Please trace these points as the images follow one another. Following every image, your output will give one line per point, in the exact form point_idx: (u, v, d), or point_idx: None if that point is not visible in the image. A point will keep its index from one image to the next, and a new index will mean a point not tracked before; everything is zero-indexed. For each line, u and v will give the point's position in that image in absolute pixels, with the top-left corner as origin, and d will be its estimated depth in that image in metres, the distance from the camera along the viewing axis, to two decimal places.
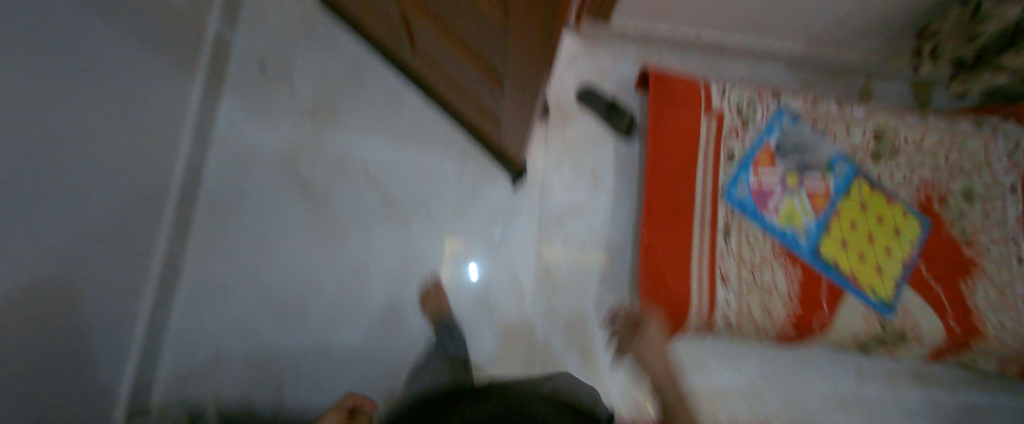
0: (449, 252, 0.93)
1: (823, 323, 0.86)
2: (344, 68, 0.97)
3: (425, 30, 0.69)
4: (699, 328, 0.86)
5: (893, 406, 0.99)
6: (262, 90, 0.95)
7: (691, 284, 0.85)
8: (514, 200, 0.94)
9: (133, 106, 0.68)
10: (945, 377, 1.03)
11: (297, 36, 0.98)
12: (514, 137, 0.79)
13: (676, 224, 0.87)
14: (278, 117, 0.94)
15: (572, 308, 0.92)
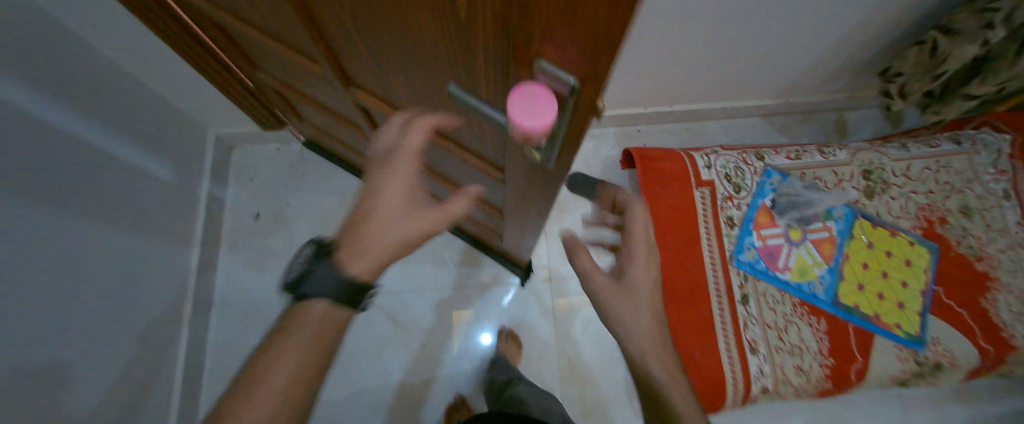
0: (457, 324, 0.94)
1: (860, 373, 0.84)
2: (337, 199, 1.00)
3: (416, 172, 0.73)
4: (738, 399, 0.84)
5: None
6: (258, 236, 0.97)
7: (721, 357, 0.84)
8: (524, 296, 0.96)
9: (116, 297, 0.70)
10: (1001, 393, 0.98)
11: (287, 177, 1.01)
12: (518, 244, 0.81)
13: (694, 298, 0.88)
14: (278, 259, 0.96)
15: (605, 400, 0.90)
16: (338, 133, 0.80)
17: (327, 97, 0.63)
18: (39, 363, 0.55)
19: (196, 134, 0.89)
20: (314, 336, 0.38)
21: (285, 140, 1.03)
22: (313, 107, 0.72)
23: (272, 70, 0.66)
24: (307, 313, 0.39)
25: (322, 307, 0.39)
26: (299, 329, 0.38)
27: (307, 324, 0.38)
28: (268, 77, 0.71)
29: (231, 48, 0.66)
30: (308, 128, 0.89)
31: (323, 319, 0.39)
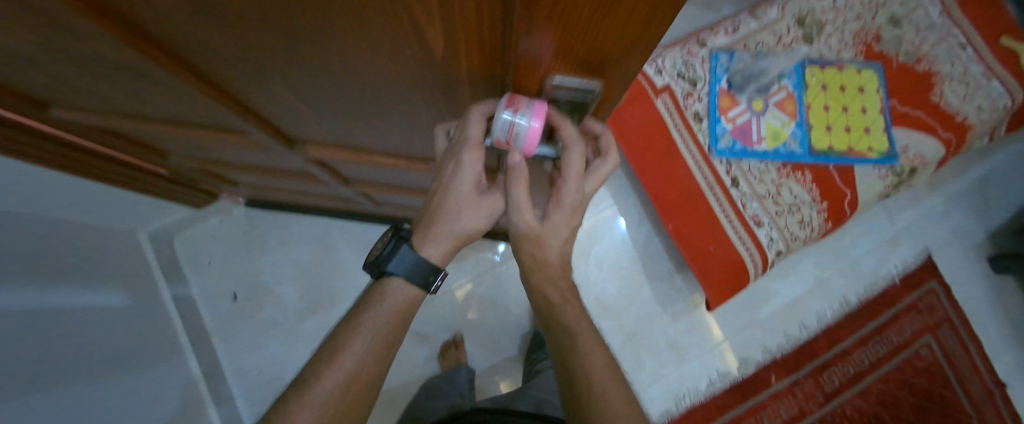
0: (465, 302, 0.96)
1: (853, 204, 0.90)
2: (310, 246, 0.86)
3: (385, 186, 0.69)
4: (761, 271, 0.89)
5: (933, 219, 1.05)
6: (247, 319, 0.83)
7: (732, 243, 0.88)
8: None
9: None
10: (950, 168, 1.10)
11: (246, 245, 0.85)
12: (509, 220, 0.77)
13: (690, 199, 0.89)
14: (281, 331, 0.83)
15: (640, 320, 0.94)
16: (285, 183, 0.72)
17: (270, 152, 0.57)
18: None
19: (124, 244, 0.73)
20: (391, 321, 0.41)
21: (222, 209, 0.85)
22: (249, 167, 0.65)
23: (182, 144, 0.56)
24: (387, 291, 0.41)
25: (406, 290, 0.42)
26: (369, 318, 0.41)
27: (380, 312, 0.41)
28: (181, 152, 0.61)
29: (122, 139, 0.55)
30: (246, 189, 0.79)
31: (398, 309, 0.42)
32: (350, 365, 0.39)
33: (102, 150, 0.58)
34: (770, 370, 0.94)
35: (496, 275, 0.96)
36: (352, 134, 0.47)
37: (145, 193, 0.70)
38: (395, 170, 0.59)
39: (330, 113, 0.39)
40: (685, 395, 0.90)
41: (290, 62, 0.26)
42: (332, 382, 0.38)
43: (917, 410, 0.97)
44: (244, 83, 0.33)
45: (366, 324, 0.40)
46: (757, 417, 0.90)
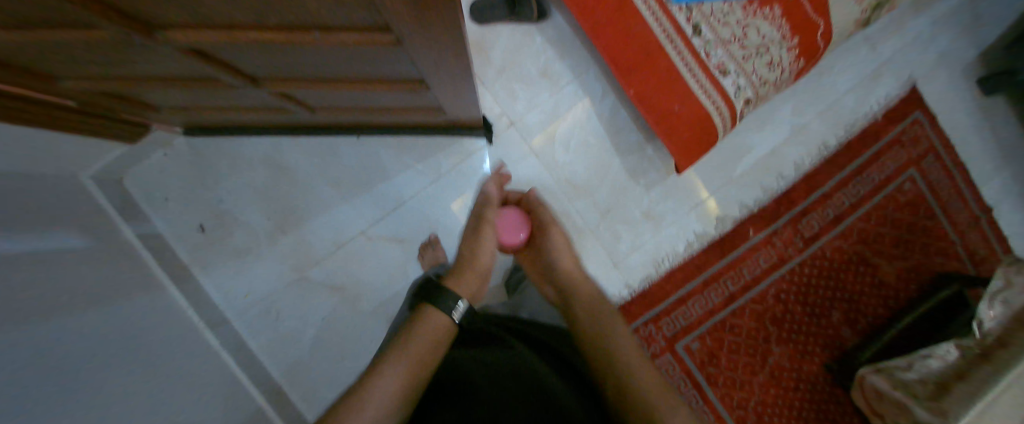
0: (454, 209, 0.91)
1: (825, 35, 0.78)
2: (263, 167, 0.86)
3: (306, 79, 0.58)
4: (731, 122, 0.84)
5: (914, 46, 1.00)
6: (220, 245, 0.84)
7: (697, 98, 0.81)
8: (502, 151, 0.93)
9: (141, 335, 0.64)
10: None
11: (200, 177, 0.84)
12: (458, 106, 0.74)
13: (649, 59, 0.82)
14: (256, 254, 0.85)
15: (614, 197, 0.94)
16: (211, 101, 0.65)
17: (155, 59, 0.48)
18: (114, 392, 0.51)
19: (68, 191, 0.69)
20: (431, 342, 0.40)
21: (162, 141, 0.81)
22: (157, 82, 0.56)
23: (71, 65, 0.49)
24: (428, 320, 0.43)
25: (444, 319, 0.44)
26: (413, 341, 0.39)
27: (416, 333, 0.40)
28: (72, 71, 0.51)
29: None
30: (175, 115, 0.72)
31: (433, 337, 0.41)
32: (383, 397, 0.33)
33: (12, 89, 0.52)
34: (749, 225, 0.96)
35: (470, 168, 0.91)
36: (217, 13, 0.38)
37: (79, 131, 0.65)
38: (316, 57, 0.48)
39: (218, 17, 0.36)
40: (664, 260, 0.95)
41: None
42: (382, 390, 0.33)
43: (898, 242, 0.98)
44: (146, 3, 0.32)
45: (414, 350, 0.38)
46: (736, 270, 0.95)
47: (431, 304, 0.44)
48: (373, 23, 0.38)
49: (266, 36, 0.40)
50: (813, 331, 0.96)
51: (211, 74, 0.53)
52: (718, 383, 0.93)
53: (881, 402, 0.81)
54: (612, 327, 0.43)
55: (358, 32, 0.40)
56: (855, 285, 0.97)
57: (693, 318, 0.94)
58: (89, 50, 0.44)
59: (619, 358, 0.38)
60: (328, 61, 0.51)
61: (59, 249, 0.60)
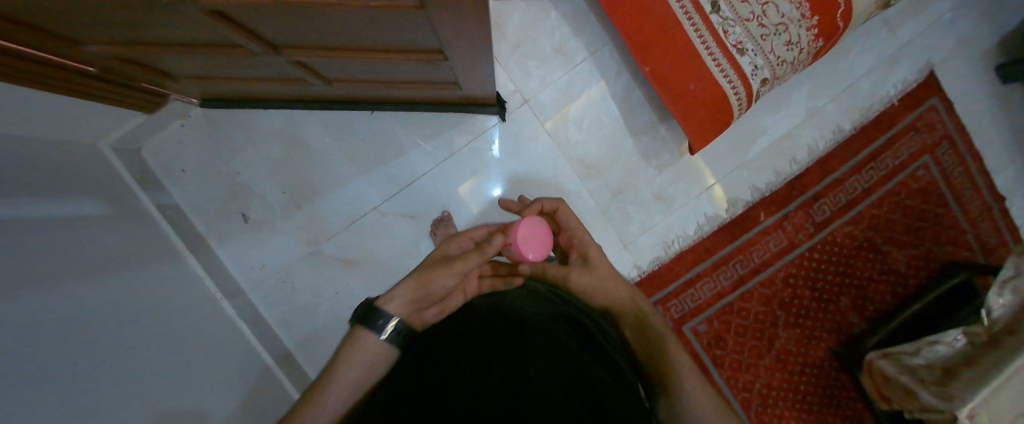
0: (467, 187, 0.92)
1: (847, 14, 0.77)
2: (278, 141, 0.86)
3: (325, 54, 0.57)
4: (745, 103, 0.84)
5: (934, 31, 0.98)
6: (236, 218, 0.85)
7: (714, 78, 0.80)
8: (515, 129, 0.93)
9: (161, 301, 0.65)
10: None
11: (216, 149, 0.85)
12: (472, 81, 0.74)
13: (665, 37, 0.81)
14: (271, 227, 0.86)
15: (626, 178, 0.95)
16: (228, 71, 0.64)
17: (179, 29, 0.48)
18: (136, 355, 0.53)
19: (89, 159, 0.70)
20: (366, 367, 0.42)
21: (179, 113, 0.82)
22: (176, 48, 0.54)
23: (99, 34, 0.49)
24: (363, 343, 0.43)
25: (376, 341, 0.43)
26: (344, 367, 0.41)
27: (350, 358, 0.42)
28: (92, 35, 0.50)
29: (15, 26, 0.45)
30: (192, 85, 0.72)
31: (367, 361, 0.42)
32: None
33: (36, 54, 0.51)
34: (759, 208, 0.96)
35: (482, 146, 0.92)
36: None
37: (87, 97, 0.63)
38: (338, 29, 0.48)
39: None
40: (673, 243, 0.96)
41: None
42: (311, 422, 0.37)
43: (909, 229, 0.98)
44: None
45: (345, 378, 0.40)
46: (746, 254, 0.96)
47: (362, 322, 0.43)
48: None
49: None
50: (821, 317, 0.96)
51: (233, 41, 0.51)
52: (724, 365, 0.94)
53: (890, 388, 0.81)
54: (678, 358, 0.46)
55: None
56: (865, 271, 0.97)
57: (702, 300, 0.95)
58: (117, 20, 0.44)
59: (690, 397, 0.43)
60: (350, 32, 0.50)
61: (80, 215, 0.61)
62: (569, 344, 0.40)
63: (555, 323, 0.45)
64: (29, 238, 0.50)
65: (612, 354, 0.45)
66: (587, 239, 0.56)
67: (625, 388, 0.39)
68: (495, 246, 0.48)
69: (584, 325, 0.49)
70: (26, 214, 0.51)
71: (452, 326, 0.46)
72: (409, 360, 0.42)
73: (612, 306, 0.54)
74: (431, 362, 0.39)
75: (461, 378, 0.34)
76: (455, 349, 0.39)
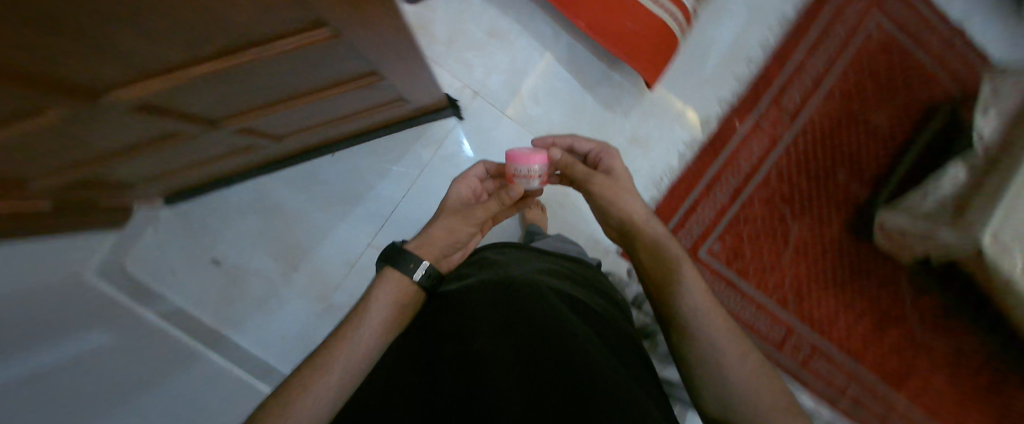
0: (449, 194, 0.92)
1: None
2: (254, 213, 0.86)
3: (264, 111, 0.56)
4: (686, 23, 0.84)
5: None
6: (241, 299, 0.85)
7: (650, 10, 0.79)
8: (475, 123, 0.93)
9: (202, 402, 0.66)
10: None
11: (197, 239, 0.84)
12: (418, 91, 0.73)
13: None
14: (278, 296, 0.87)
15: (596, 132, 0.95)
16: (179, 160, 0.63)
17: (114, 137, 0.47)
18: None
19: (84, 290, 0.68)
20: (394, 307, 0.43)
21: (147, 218, 0.80)
22: (126, 153, 0.53)
23: (38, 167, 0.48)
24: (392, 279, 0.44)
25: (405, 279, 0.44)
26: (378, 303, 0.42)
27: (380, 296, 0.42)
28: (38, 168, 0.48)
29: None
30: (154, 187, 0.71)
31: (396, 302, 0.43)
32: (345, 362, 0.37)
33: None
34: (733, 117, 0.96)
35: (449, 151, 0.92)
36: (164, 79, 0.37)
37: (57, 233, 0.62)
38: (269, 84, 0.47)
39: (158, 69, 0.35)
40: (663, 178, 0.96)
41: (89, 23, 0.24)
42: (346, 354, 0.38)
43: (882, 89, 0.98)
44: (83, 60, 0.29)
45: (377, 314, 0.41)
46: (734, 164, 0.96)
47: (392, 262, 0.45)
48: (310, 19, 0.36)
49: (210, 68, 0.37)
50: (823, 198, 0.98)
51: (171, 130, 0.50)
52: (748, 274, 0.98)
53: (906, 238, 0.85)
54: (699, 307, 0.47)
55: (295, 36, 0.38)
56: (851, 140, 0.97)
57: (707, 222, 0.96)
58: (51, 149, 0.43)
59: (714, 349, 0.44)
60: (280, 84, 0.49)
61: (106, 343, 0.60)
62: (572, 319, 0.41)
63: (560, 295, 0.46)
64: (58, 390, 0.50)
65: (605, 318, 0.47)
66: (608, 156, 0.59)
67: (630, 361, 0.42)
68: (512, 193, 0.51)
69: (583, 293, 0.50)
70: (58, 370, 0.51)
71: (445, 306, 0.45)
72: (421, 338, 0.42)
73: (631, 230, 0.54)
74: (439, 360, 0.38)
75: (476, 382, 0.35)
76: (460, 347, 0.38)
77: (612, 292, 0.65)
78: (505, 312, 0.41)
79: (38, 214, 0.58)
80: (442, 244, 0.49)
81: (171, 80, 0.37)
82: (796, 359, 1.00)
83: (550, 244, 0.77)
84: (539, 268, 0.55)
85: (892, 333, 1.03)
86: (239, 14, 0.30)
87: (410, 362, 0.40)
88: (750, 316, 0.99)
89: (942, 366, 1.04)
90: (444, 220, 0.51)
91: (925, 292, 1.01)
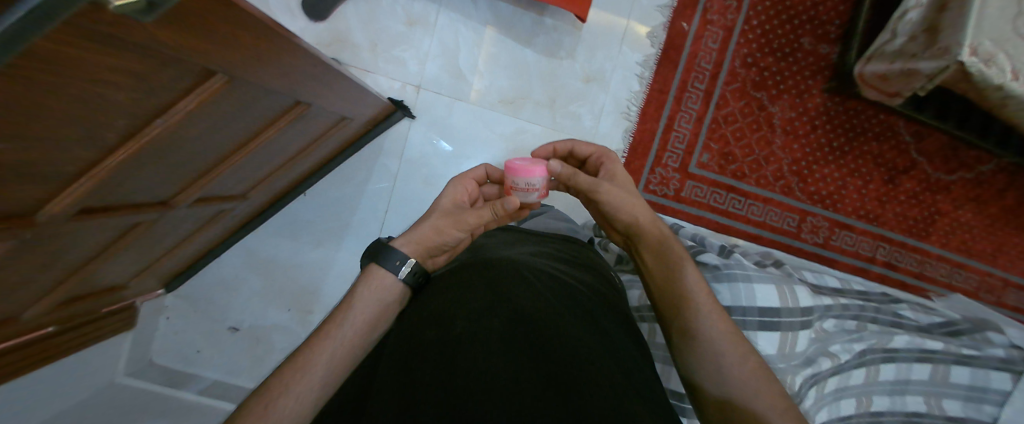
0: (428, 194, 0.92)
1: None
2: (252, 273, 0.88)
3: (210, 175, 0.55)
4: None
5: None
6: (270, 356, 0.88)
7: None
8: (428, 117, 0.91)
9: None
10: None
11: (209, 314, 0.87)
12: (358, 105, 0.72)
13: None
14: (303, 343, 0.90)
15: (548, 85, 0.92)
16: (157, 246, 0.64)
17: (79, 247, 0.47)
18: None
19: (123, 392, 0.71)
20: (378, 303, 0.43)
21: (156, 310, 0.83)
22: (99, 256, 0.54)
23: (27, 299, 0.49)
24: (379, 277, 0.44)
25: (393, 278, 0.44)
26: (361, 301, 0.42)
27: (365, 293, 0.42)
28: (21, 301, 0.49)
29: None
30: (147, 280, 0.73)
31: (379, 299, 0.43)
32: (327, 359, 0.37)
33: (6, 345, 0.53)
34: (679, 21, 0.92)
35: (413, 153, 0.91)
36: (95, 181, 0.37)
37: (78, 347, 0.65)
38: (195, 149, 0.47)
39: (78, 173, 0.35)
40: (629, 106, 0.94)
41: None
42: (329, 354, 0.37)
43: None
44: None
45: (361, 313, 0.41)
46: (696, 68, 0.93)
47: (377, 258, 0.44)
48: (193, 72, 0.34)
49: (121, 156, 0.36)
50: (798, 71, 0.94)
51: (129, 223, 0.51)
52: (745, 174, 0.96)
53: (889, 81, 0.80)
54: (709, 321, 0.44)
55: (192, 94, 0.37)
56: (807, 1, 0.93)
57: (688, 136, 0.94)
58: (23, 279, 0.44)
59: (717, 358, 0.42)
60: (208, 145, 0.48)
61: None
62: (555, 309, 0.40)
63: (543, 287, 0.44)
64: None
65: (592, 301, 0.47)
66: (611, 164, 0.55)
67: (620, 347, 0.40)
68: (507, 204, 0.48)
69: (567, 279, 0.49)
70: None
71: (426, 300, 0.43)
72: (402, 327, 0.40)
73: (635, 227, 0.50)
74: (417, 343, 0.35)
75: (462, 369, 0.31)
76: (444, 331, 0.35)
77: (607, 270, 0.64)
78: (492, 302, 0.39)
79: (54, 337, 0.61)
80: (431, 245, 0.47)
81: (93, 179, 0.36)
82: (816, 240, 0.99)
83: (537, 224, 0.77)
84: (525, 252, 0.55)
85: (908, 185, 1.00)
86: (117, 91, 0.29)
87: (390, 354, 0.36)
88: (758, 212, 0.97)
89: (963, 200, 1.02)
90: (435, 222, 0.48)
91: (928, 133, 0.97)
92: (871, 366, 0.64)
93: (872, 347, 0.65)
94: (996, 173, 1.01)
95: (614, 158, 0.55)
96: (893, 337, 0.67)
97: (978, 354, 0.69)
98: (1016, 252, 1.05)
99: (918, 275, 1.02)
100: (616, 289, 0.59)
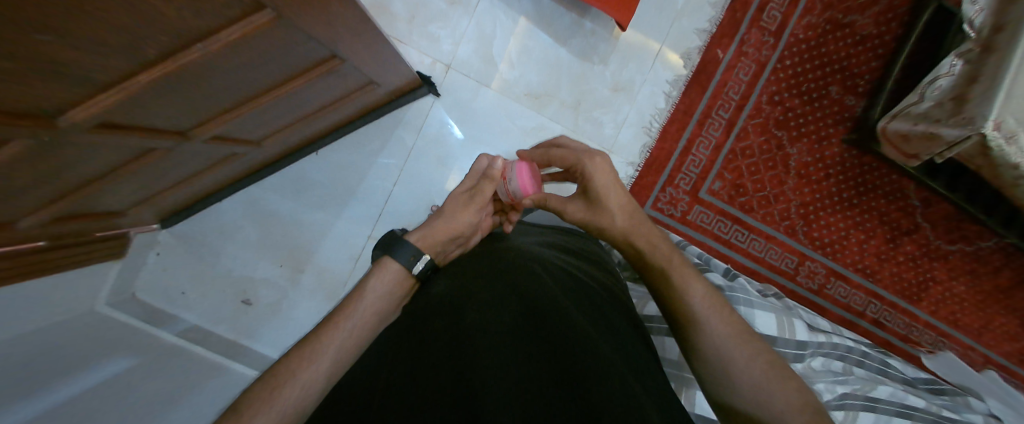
0: (440, 175, 0.92)
1: None
2: (251, 223, 0.87)
3: (229, 114, 0.54)
4: None
5: None
6: (254, 308, 0.87)
7: None
8: (453, 98, 0.91)
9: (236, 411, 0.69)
10: None
11: (201, 258, 0.85)
12: (388, 73, 0.71)
13: None
14: (289, 303, 0.89)
15: (576, 88, 0.93)
16: (166, 177, 0.63)
17: (89, 162, 0.46)
18: None
19: (104, 320, 0.69)
20: (385, 297, 0.42)
21: (148, 242, 0.81)
22: (107, 177, 0.52)
23: (24, 207, 0.48)
24: (387, 270, 0.43)
25: (401, 270, 0.44)
26: (370, 291, 0.41)
27: (374, 287, 0.42)
28: (21, 207, 0.47)
29: None
30: (146, 210, 0.72)
31: (388, 292, 0.42)
32: (335, 350, 0.35)
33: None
34: (714, 48, 0.93)
35: (431, 131, 0.91)
36: (120, 98, 0.36)
37: (62, 268, 0.63)
38: (223, 84, 0.46)
39: (109, 85, 0.34)
40: (652, 122, 0.95)
41: (16, 37, 0.22)
42: (337, 343, 0.36)
43: None
44: (27, 91, 0.28)
45: (370, 305, 0.40)
46: (723, 97, 0.94)
47: (390, 251, 0.44)
48: (244, 1, 0.34)
49: (154, 74, 0.35)
50: (820, 115, 0.96)
51: (144, 147, 0.50)
52: (753, 208, 0.96)
53: (908, 143, 0.81)
54: (712, 326, 0.42)
55: (236, 25, 0.36)
56: (839, 51, 0.94)
57: (704, 162, 0.95)
58: (30, 184, 0.43)
59: (732, 360, 0.40)
60: (236, 83, 0.47)
61: (133, 366, 0.62)
62: (562, 302, 0.40)
63: (554, 282, 0.44)
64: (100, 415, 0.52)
65: (603, 300, 0.46)
66: (590, 169, 0.47)
67: (631, 349, 0.39)
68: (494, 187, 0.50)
69: (579, 276, 0.49)
70: (104, 387, 0.54)
71: (432, 290, 0.42)
72: (409, 313, 0.40)
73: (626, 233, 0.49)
74: (424, 331, 0.35)
75: (463, 359, 0.30)
76: (451, 320, 0.35)
77: (614, 265, 0.64)
78: (497, 293, 0.39)
79: (44, 253, 0.59)
80: (447, 230, 0.47)
81: (123, 91, 0.35)
82: (810, 285, 1.00)
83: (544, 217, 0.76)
84: (536, 245, 0.55)
85: (907, 247, 1.02)
86: (171, 4, 0.28)
87: (396, 343, 0.36)
88: (759, 248, 0.98)
89: (957, 271, 1.04)
90: (445, 213, 0.48)
91: (937, 198, 0.98)
92: (850, 410, 0.62)
93: (854, 391, 0.64)
94: (993, 251, 1.03)
95: (593, 159, 0.48)
96: (877, 386, 0.66)
97: (957, 417, 0.68)
98: (1001, 331, 1.07)
99: (903, 337, 1.04)
100: (621, 284, 0.58)
